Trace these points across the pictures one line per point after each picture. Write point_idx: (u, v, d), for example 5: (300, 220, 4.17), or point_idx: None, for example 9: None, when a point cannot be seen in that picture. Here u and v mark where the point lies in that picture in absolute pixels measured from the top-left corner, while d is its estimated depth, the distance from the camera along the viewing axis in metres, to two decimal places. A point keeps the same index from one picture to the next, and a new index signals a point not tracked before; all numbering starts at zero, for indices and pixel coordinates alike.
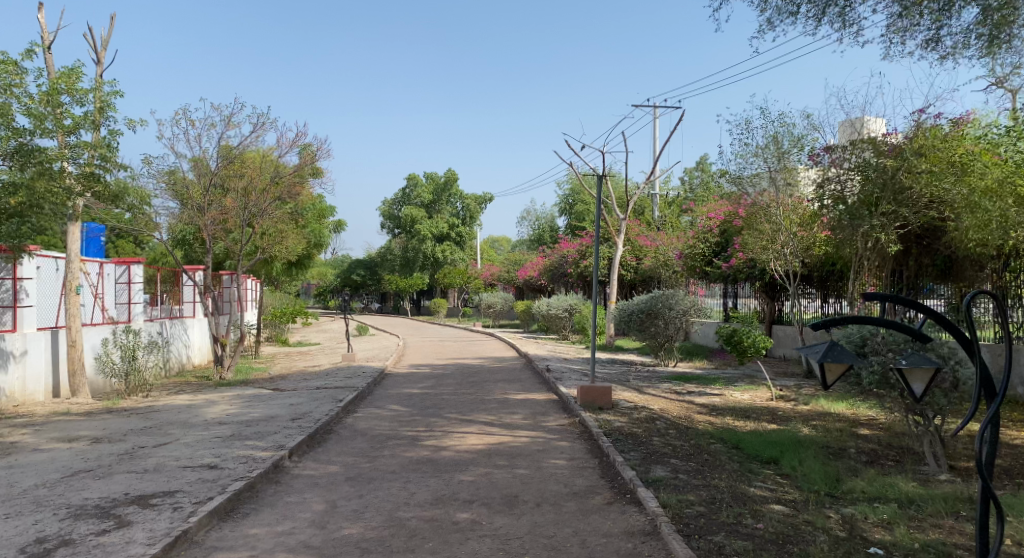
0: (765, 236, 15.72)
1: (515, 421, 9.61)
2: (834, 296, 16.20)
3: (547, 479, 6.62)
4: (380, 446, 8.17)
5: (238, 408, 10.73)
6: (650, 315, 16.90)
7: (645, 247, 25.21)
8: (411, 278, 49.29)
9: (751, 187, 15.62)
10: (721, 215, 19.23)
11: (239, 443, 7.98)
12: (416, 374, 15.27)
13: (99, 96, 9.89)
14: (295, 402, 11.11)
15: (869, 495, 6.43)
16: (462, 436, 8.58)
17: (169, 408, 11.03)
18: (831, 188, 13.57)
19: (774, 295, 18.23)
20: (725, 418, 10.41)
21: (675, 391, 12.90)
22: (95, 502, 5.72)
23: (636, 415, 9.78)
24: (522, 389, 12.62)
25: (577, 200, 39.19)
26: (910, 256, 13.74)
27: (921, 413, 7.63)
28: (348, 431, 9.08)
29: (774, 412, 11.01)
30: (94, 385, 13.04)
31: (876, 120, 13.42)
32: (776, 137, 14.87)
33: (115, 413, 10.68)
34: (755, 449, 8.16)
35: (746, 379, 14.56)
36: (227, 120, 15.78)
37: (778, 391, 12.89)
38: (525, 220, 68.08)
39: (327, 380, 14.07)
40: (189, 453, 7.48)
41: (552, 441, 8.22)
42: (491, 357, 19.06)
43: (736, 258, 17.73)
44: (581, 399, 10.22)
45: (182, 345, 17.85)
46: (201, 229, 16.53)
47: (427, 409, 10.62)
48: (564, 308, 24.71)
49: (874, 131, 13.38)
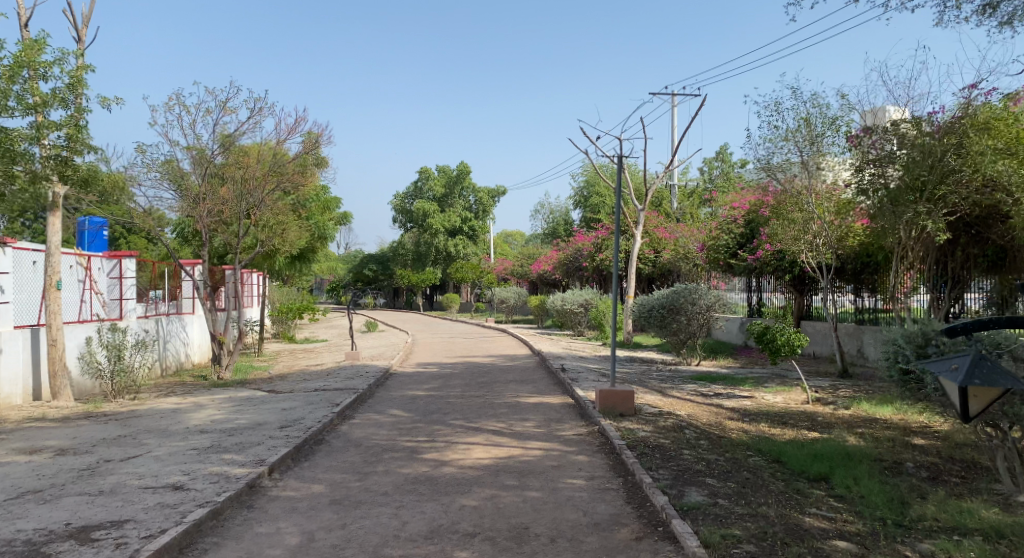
0: (796, 226, 14.63)
1: (527, 429, 8.67)
2: (870, 291, 15.11)
3: (563, 505, 5.65)
4: (374, 461, 7.23)
5: (225, 414, 9.82)
6: (672, 311, 15.87)
7: (664, 239, 24.19)
8: (423, 272, 48.50)
9: (780, 173, 14.56)
10: (745, 204, 18.15)
11: (216, 457, 7.06)
12: (423, 374, 14.35)
13: (73, 72, 8.99)
14: (287, 407, 10.22)
15: (946, 526, 5.43)
16: (467, 448, 7.61)
17: (152, 413, 10.14)
18: (871, 175, 12.40)
19: (802, 289, 17.14)
20: (760, 425, 9.40)
21: (701, 393, 11.90)
22: (27, 537, 4.81)
23: (661, 423, 8.79)
24: (535, 391, 11.66)
25: (591, 192, 38.17)
26: (957, 247, 12.72)
27: (994, 425, 6.57)
28: (341, 441, 8.16)
29: (813, 417, 9.95)
30: (81, 387, 12.30)
31: (899, 109, 12.61)
32: (808, 119, 13.76)
33: (93, 419, 9.79)
34: (800, 463, 7.17)
35: (777, 379, 13.52)
36: (223, 105, 14.96)
37: (815, 394, 11.84)
38: (540, 213, 67.03)
39: (327, 380, 13.16)
40: (155, 470, 6.56)
41: (569, 456, 7.24)
42: (503, 354, 18.09)
43: (764, 249, 16.71)
44: (600, 405, 9.23)
45: (180, 343, 17.05)
46: (197, 222, 15.65)
47: (431, 415, 9.66)
48: (580, 302, 23.77)
49: (904, 113, 12.45)
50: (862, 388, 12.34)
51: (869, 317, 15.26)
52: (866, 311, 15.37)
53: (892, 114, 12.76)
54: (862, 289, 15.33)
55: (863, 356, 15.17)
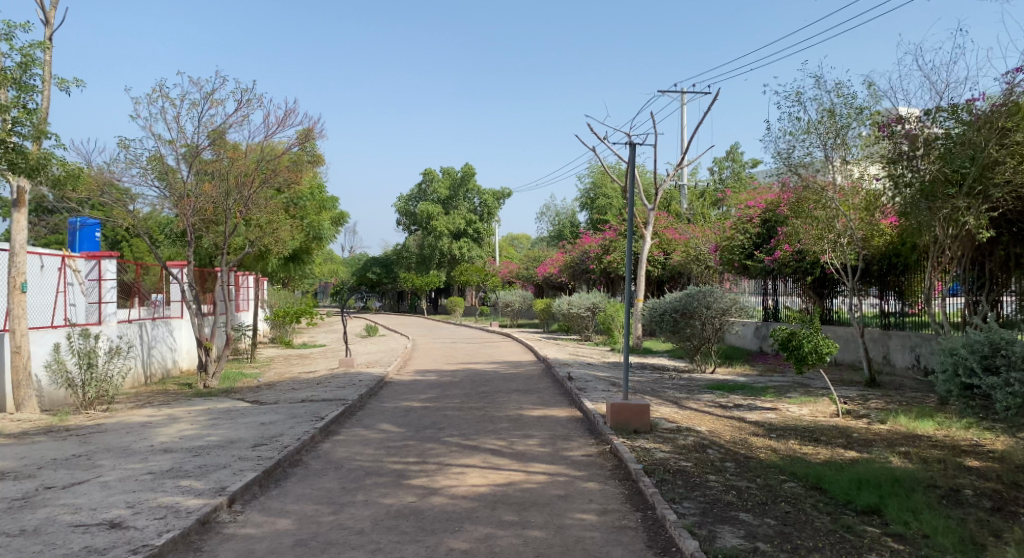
0: (820, 225, 13.64)
1: (530, 448, 7.73)
2: (896, 293, 14.18)
3: (571, 549, 4.72)
4: (353, 488, 6.30)
5: (197, 429, 8.89)
6: (685, 316, 14.91)
7: (674, 240, 23.24)
8: (428, 275, 47.65)
9: (802, 169, 13.53)
10: (761, 202, 17.18)
11: (171, 484, 6.13)
12: (420, 382, 13.42)
13: (20, 50, 8.30)
14: (267, 421, 9.29)
15: None
16: (461, 472, 6.66)
17: (119, 428, 9.22)
18: (903, 169, 11.40)
19: (823, 293, 16.20)
20: (790, 443, 8.43)
21: (721, 404, 10.94)
22: None
23: (679, 442, 7.83)
24: (540, 402, 10.72)
25: (597, 193, 37.21)
26: (998, 246, 11.74)
27: None
28: (320, 463, 7.23)
29: (848, 433, 8.96)
30: (51, 397, 11.44)
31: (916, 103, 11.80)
32: (831, 110, 12.80)
33: (52, 435, 8.87)
34: (845, 491, 6.19)
35: (799, 388, 12.58)
36: (208, 97, 14.14)
37: (843, 405, 10.86)
38: (544, 217, 66.47)
39: (316, 390, 12.23)
40: (95, 501, 5.63)
41: (576, 483, 6.29)
42: (506, 361, 17.12)
43: (782, 250, 15.82)
44: (612, 420, 8.29)
45: (167, 349, 16.21)
46: (181, 220, 14.77)
47: (424, 431, 8.73)
48: (587, 306, 22.80)
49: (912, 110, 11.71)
50: (894, 399, 11.39)
51: (896, 322, 14.28)
52: (892, 315, 14.40)
53: (902, 110, 11.85)
54: (888, 292, 14.37)
55: (890, 363, 14.23)
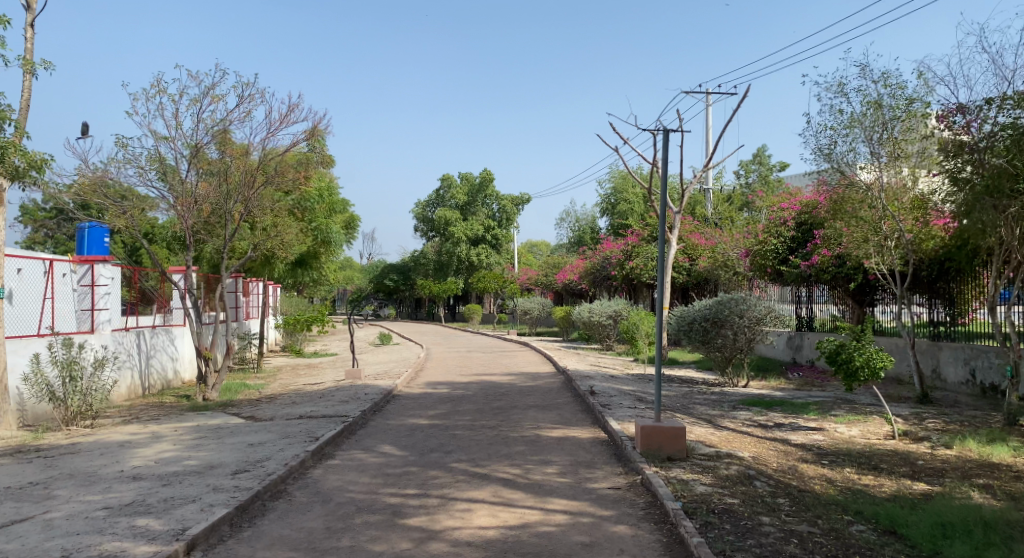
0: (865, 226, 12.51)
1: (548, 477, 6.73)
2: (945, 301, 13.00)
3: None
4: (339, 529, 5.33)
5: (178, 451, 7.98)
6: (717, 324, 13.82)
7: (700, 245, 22.22)
8: (445, 283, 46.77)
9: (845, 166, 12.44)
10: (797, 203, 16.02)
11: (125, 524, 5.22)
12: (431, 396, 12.47)
13: None
14: (256, 441, 8.36)
15: None
16: (468, 510, 5.67)
17: (93, 449, 8.34)
18: (962, 163, 10.28)
19: (864, 300, 15.03)
20: (846, 472, 7.33)
21: (761, 424, 9.85)
22: None
23: (720, 471, 6.79)
24: (559, 420, 9.68)
25: (619, 199, 36.18)
26: None
27: None
28: (307, 495, 6.28)
29: (911, 460, 7.84)
30: (33, 412, 10.65)
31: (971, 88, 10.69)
32: (876, 102, 11.73)
33: (17, 456, 8.00)
34: (929, 539, 5.12)
35: (844, 405, 11.44)
36: (207, 92, 13.37)
37: (898, 425, 9.72)
38: (564, 222, 65.64)
39: (318, 404, 11.32)
40: (27, 547, 4.74)
41: (604, 526, 5.27)
42: (523, 373, 16.10)
43: (821, 254, 14.68)
44: (642, 446, 7.26)
45: (167, 358, 15.40)
46: (180, 223, 13.97)
47: (430, 455, 7.74)
48: (609, 313, 21.78)
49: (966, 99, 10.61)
50: (954, 418, 10.23)
51: (946, 332, 13.12)
52: (942, 325, 13.22)
53: None
54: (937, 299, 13.18)
55: (941, 377, 13.03)
